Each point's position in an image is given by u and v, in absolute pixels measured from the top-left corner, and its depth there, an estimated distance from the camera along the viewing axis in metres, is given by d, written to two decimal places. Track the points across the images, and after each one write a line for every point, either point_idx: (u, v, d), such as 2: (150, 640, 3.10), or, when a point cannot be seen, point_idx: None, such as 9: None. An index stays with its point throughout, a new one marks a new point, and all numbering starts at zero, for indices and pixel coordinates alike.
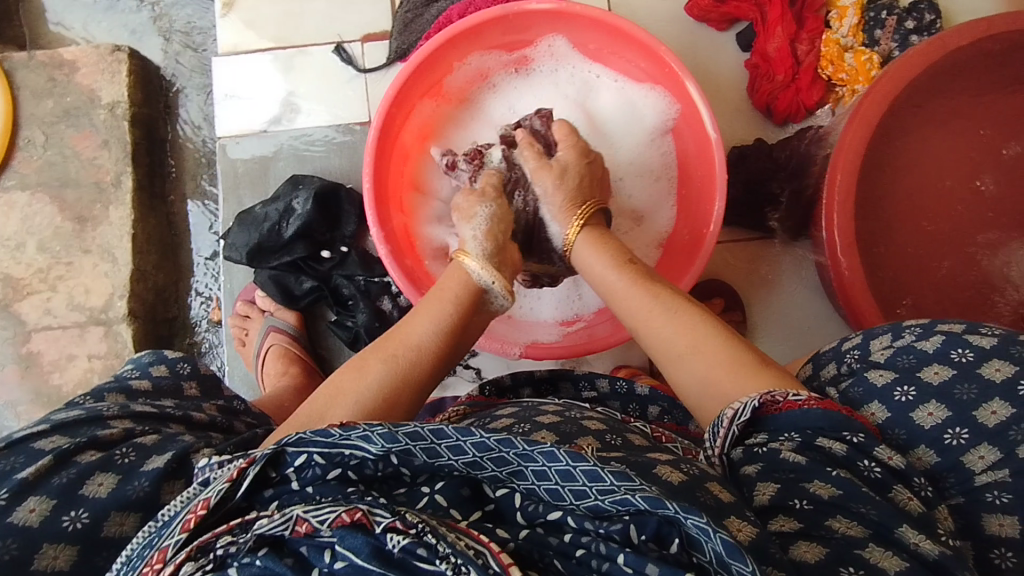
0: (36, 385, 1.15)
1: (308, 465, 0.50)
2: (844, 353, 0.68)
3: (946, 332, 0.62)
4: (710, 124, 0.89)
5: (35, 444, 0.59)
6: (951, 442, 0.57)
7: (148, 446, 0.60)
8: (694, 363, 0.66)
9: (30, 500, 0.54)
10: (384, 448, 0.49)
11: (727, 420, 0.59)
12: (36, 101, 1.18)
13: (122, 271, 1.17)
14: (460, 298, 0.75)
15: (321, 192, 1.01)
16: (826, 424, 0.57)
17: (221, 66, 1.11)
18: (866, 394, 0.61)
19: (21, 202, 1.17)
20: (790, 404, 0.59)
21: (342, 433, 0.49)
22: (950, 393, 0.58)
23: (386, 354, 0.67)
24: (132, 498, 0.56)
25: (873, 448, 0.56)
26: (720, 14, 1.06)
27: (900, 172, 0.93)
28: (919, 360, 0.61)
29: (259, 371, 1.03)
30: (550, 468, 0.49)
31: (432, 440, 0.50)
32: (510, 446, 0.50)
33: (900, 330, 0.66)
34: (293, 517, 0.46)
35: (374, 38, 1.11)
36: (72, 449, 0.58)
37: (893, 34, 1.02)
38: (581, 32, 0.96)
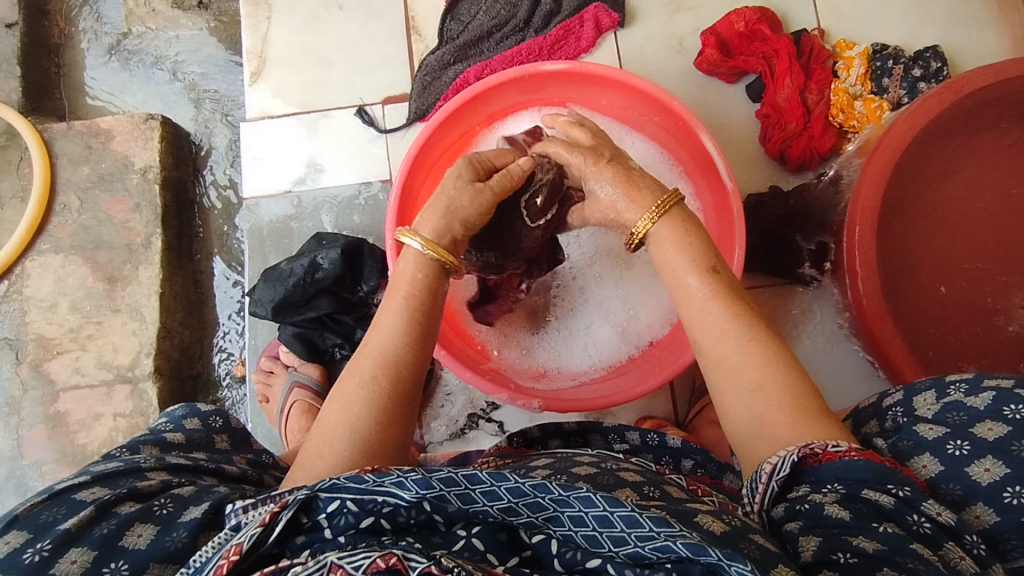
0: (62, 445, 1.16)
1: (341, 512, 0.49)
2: (884, 409, 0.66)
3: (994, 387, 0.60)
4: (726, 173, 0.90)
5: (76, 495, 0.58)
6: (1010, 501, 0.54)
7: (185, 496, 0.59)
8: (752, 400, 0.59)
9: (72, 552, 0.53)
10: (418, 494, 0.49)
11: (766, 475, 0.55)
12: (73, 168, 1.24)
13: (149, 329, 1.20)
14: (415, 293, 0.68)
15: (346, 247, 1.04)
16: (870, 476, 0.54)
17: (248, 132, 1.16)
18: (915, 446, 0.59)
19: (55, 264, 1.21)
20: (831, 455, 0.54)
21: (376, 479, 0.49)
22: (1006, 448, 0.56)
23: (364, 378, 0.62)
24: (170, 549, 0.55)
25: (920, 503, 0.53)
26: (729, 68, 1.09)
27: (923, 218, 0.93)
28: (970, 417, 0.59)
29: (282, 427, 1.03)
30: (588, 513, 0.50)
31: (466, 486, 0.50)
32: (546, 491, 0.50)
33: (944, 386, 0.63)
34: (327, 563, 0.44)
35: (394, 100, 1.15)
36: (112, 499, 0.58)
37: (901, 82, 1.04)
38: (595, 89, 0.98)
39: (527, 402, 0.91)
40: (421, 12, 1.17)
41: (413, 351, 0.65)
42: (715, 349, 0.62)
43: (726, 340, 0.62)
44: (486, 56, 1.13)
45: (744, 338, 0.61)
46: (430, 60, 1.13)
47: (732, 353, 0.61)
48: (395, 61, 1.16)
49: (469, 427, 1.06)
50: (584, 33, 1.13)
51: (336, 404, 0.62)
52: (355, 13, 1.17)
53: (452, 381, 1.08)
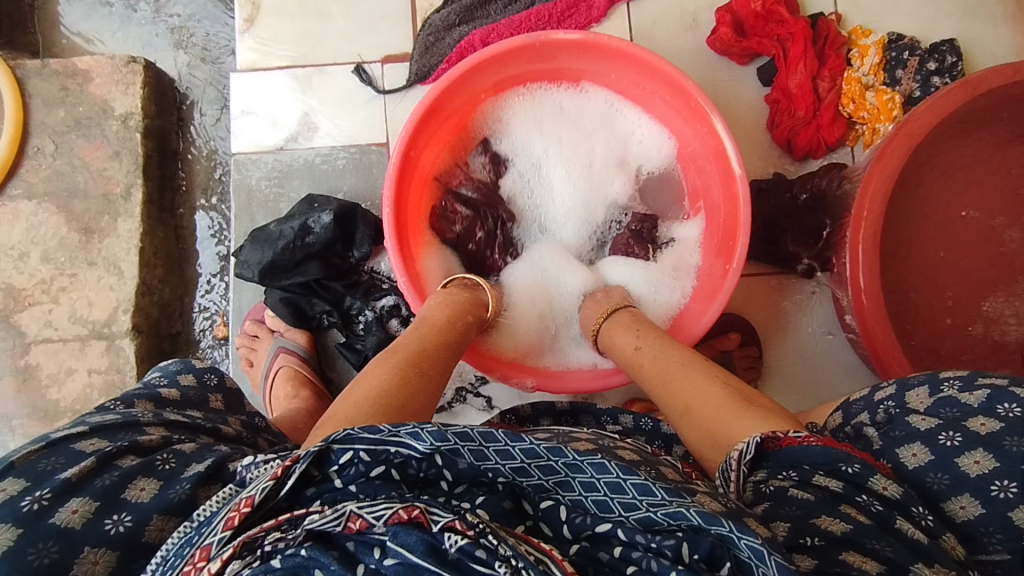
0: (33, 399, 1.12)
1: (352, 463, 0.47)
2: (876, 403, 0.67)
3: (988, 386, 0.60)
4: (736, 159, 0.88)
5: (75, 445, 0.57)
6: (998, 495, 0.55)
7: (187, 453, 0.58)
8: (687, 423, 0.67)
9: (72, 501, 0.52)
10: (433, 446, 0.47)
11: (733, 462, 0.58)
12: (48, 110, 1.16)
13: (127, 285, 1.15)
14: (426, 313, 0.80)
15: (339, 211, 1.00)
16: (825, 460, 0.56)
17: (238, 84, 1.10)
18: (906, 436, 0.60)
19: (26, 211, 1.15)
20: (790, 440, 0.57)
21: (393, 428, 0.47)
22: (998, 443, 0.57)
23: (418, 366, 0.68)
24: (173, 501, 0.54)
25: (868, 479, 0.55)
26: (742, 48, 1.06)
27: (929, 217, 0.93)
28: (963, 413, 0.60)
29: (266, 393, 1.01)
30: (600, 479, 0.49)
31: (480, 442, 0.49)
32: (560, 455, 0.49)
33: (938, 382, 0.64)
34: (347, 513, 0.43)
35: (394, 59, 1.10)
36: (114, 452, 0.56)
37: (915, 75, 1.03)
38: (607, 61, 0.95)
39: (520, 380, 0.90)
40: None
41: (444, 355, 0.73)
42: (657, 392, 0.73)
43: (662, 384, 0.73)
44: (493, 18, 1.08)
45: (665, 377, 0.73)
46: (434, 19, 1.08)
47: (664, 395, 0.72)
48: (397, 17, 1.11)
49: (456, 399, 1.05)
50: (596, 1, 1.08)
51: (391, 374, 0.65)
52: None
53: None
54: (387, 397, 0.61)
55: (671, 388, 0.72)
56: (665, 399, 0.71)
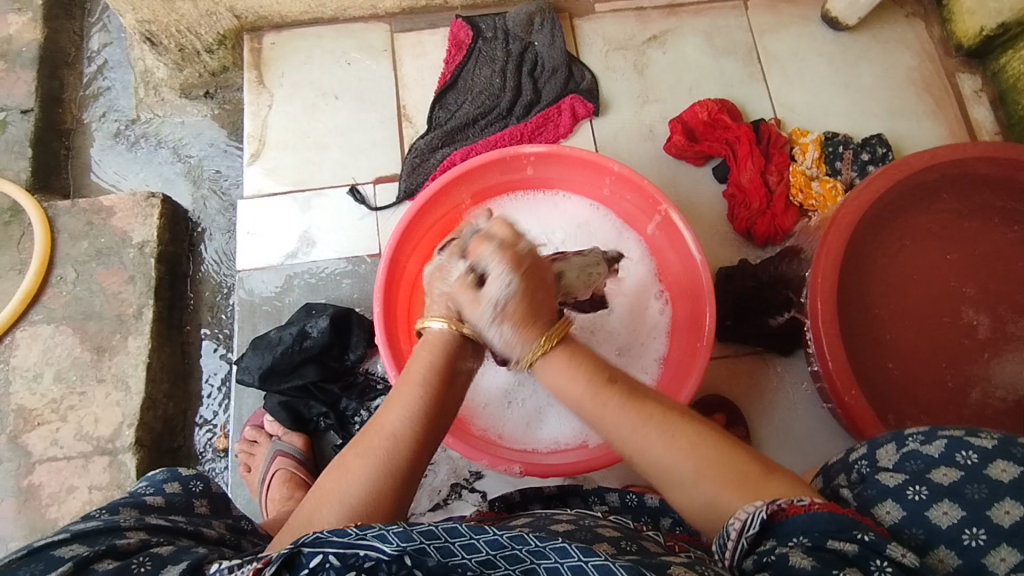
0: (33, 520, 1.13)
1: (322, 568, 0.47)
2: (851, 463, 0.66)
3: (947, 436, 0.62)
4: (693, 245, 0.97)
5: (54, 551, 0.55)
6: (969, 543, 0.55)
7: (164, 555, 0.56)
8: (699, 486, 0.61)
9: None
10: (399, 547, 0.48)
11: (734, 531, 0.57)
12: (73, 242, 1.28)
13: (133, 399, 1.20)
14: (429, 379, 0.69)
15: (335, 316, 1.08)
16: (834, 526, 0.53)
17: (244, 208, 1.21)
18: (877, 495, 0.60)
19: (45, 334, 1.23)
20: (796, 508, 0.55)
21: (359, 531, 0.48)
22: (961, 492, 0.57)
23: (365, 447, 0.64)
24: None
25: (882, 548, 0.53)
26: (696, 152, 1.18)
27: (889, 288, 0.99)
28: (926, 465, 0.60)
29: (263, 498, 1.02)
30: (564, 563, 0.50)
31: (445, 539, 0.50)
32: (523, 542, 0.51)
33: (902, 438, 0.64)
34: None
35: (385, 180, 1.23)
36: (91, 556, 0.54)
37: (853, 165, 1.14)
38: (570, 169, 1.06)
39: (507, 467, 0.92)
40: (412, 101, 1.27)
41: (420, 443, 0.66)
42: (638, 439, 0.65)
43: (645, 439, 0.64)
44: (471, 140, 1.22)
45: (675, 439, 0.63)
46: (420, 143, 1.22)
47: (660, 448, 0.64)
48: (386, 144, 1.25)
49: (451, 496, 1.06)
50: (561, 121, 1.23)
51: (332, 468, 0.64)
52: (351, 102, 1.27)
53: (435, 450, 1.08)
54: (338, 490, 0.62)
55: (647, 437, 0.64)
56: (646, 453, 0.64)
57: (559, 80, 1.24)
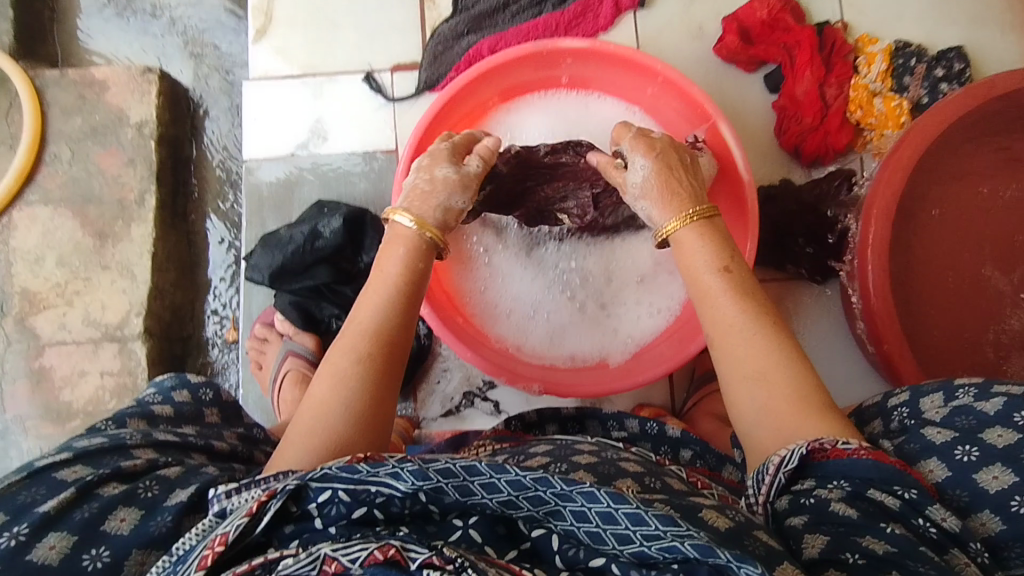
0: (46, 401, 1.14)
1: (332, 502, 0.46)
2: (890, 409, 0.67)
3: (1004, 394, 0.60)
4: (742, 164, 0.89)
5: (57, 474, 0.53)
6: (1017, 510, 0.53)
7: (172, 478, 0.54)
8: (760, 391, 0.59)
9: (52, 536, 0.48)
10: (414, 485, 0.46)
11: (772, 467, 0.55)
12: (65, 118, 1.19)
13: (140, 289, 1.17)
14: (398, 278, 0.68)
15: (349, 216, 1.02)
16: (878, 475, 0.54)
17: (249, 90, 1.11)
18: (922, 450, 0.60)
19: (43, 215, 1.17)
20: (840, 451, 0.54)
21: (371, 468, 0.46)
22: (1015, 457, 0.56)
23: (356, 354, 0.61)
24: (154, 534, 0.51)
25: (925, 506, 0.53)
26: (749, 56, 1.07)
27: (941, 224, 0.92)
28: (980, 422, 0.59)
29: (275, 396, 1.02)
30: (591, 509, 0.47)
31: (463, 477, 0.47)
32: (548, 485, 0.47)
33: (953, 390, 0.64)
34: (320, 556, 0.42)
35: (403, 68, 1.12)
36: (95, 480, 0.52)
37: (923, 81, 1.03)
38: (611, 69, 0.96)
39: (526, 386, 0.91)
40: None
41: (400, 327, 0.65)
42: (730, 337, 0.63)
43: (732, 336, 0.62)
44: (501, 27, 1.10)
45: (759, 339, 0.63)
46: (443, 28, 1.10)
47: (743, 344, 0.62)
48: (406, 26, 1.12)
49: (464, 405, 1.06)
50: (603, 10, 1.10)
51: (327, 378, 0.60)
52: None
53: (450, 359, 1.07)
54: (327, 404, 0.58)
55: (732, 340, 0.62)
56: (726, 356, 0.62)
57: None
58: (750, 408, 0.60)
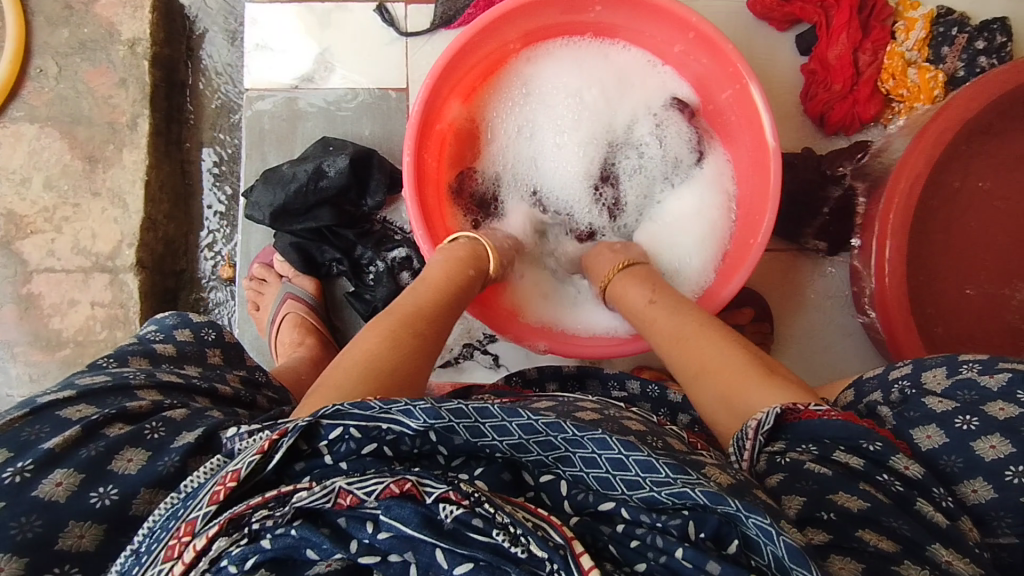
0: (35, 328, 1.11)
1: (343, 439, 0.45)
2: (890, 382, 0.66)
3: (1010, 370, 0.60)
4: (770, 130, 0.85)
5: (61, 412, 0.51)
6: (1011, 479, 0.54)
7: (178, 420, 0.53)
8: (704, 382, 0.66)
9: (56, 472, 0.47)
10: (426, 424, 0.45)
11: (750, 431, 0.57)
12: (51, 29, 1.11)
13: (132, 218, 1.12)
14: (433, 272, 0.77)
15: (355, 156, 0.98)
16: (845, 434, 0.55)
17: (252, 14, 1.04)
18: (922, 417, 0.59)
19: (29, 135, 1.11)
20: (811, 413, 0.56)
21: (384, 405, 0.46)
22: (1016, 429, 0.56)
23: (412, 329, 0.65)
24: (161, 474, 0.49)
25: (888, 457, 0.54)
26: (784, 13, 1.01)
27: (965, 202, 0.90)
28: (981, 396, 0.59)
29: (272, 338, 1.00)
30: (602, 455, 0.47)
31: (475, 419, 0.47)
32: (559, 430, 0.47)
33: (957, 364, 0.64)
34: (336, 489, 0.42)
35: (418, 0, 1.05)
36: (100, 420, 0.50)
37: (961, 53, 0.99)
38: (644, 18, 0.91)
39: (532, 343, 0.89)
40: None
41: (442, 318, 0.71)
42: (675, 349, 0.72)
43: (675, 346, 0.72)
44: None
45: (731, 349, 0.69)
46: None
47: (679, 352, 0.71)
48: None
49: (463, 356, 1.05)
50: None
51: (381, 338, 0.62)
52: None
53: None
54: (376, 361, 0.59)
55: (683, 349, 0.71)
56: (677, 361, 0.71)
57: None
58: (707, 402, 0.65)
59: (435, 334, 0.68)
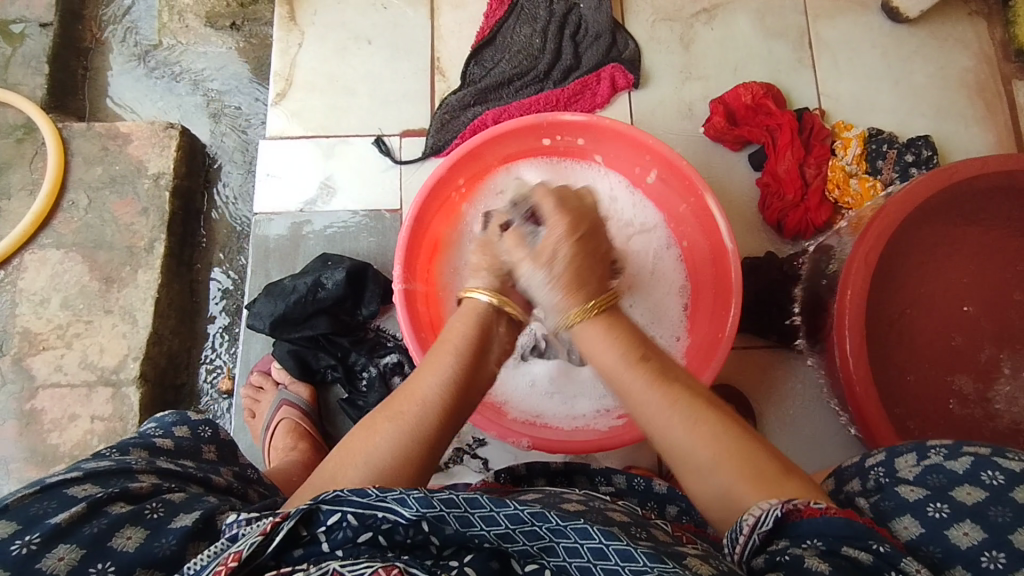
0: (33, 444, 1.13)
1: (339, 527, 0.47)
2: (867, 468, 0.68)
3: (973, 453, 0.62)
4: (727, 235, 0.94)
5: (67, 491, 0.54)
6: (988, 565, 0.54)
7: (177, 502, 0.56)
8: (713, 477, 0.60)
9: (61, 547, 0.49)
10: (418, 512, 0.47)
11: (747, 527, 0.55)
12: (87, 167, 1.25)
13: (139, 333, 1.19)
14: (463, 347, 0.71)
15: (352, 269, 1.06)
16: (850, 533, 0.52)
17: (265, 149, 1.18)
18: (896, 508, 0.61)
19: (54, 259, 1.21)
20: (811, 509, 0.54)
21: (380, 493, 0.48)
22: (984, 514, 0.57)
23: (394, 410, 0.64)
24: (157, 555, 0.51)
25: (898, 560, 0.51)
26: (734, 136, 1.14)
27: (910, 299, 0.98)
28: (950, 481, 0.61)
29: (265, 444, 1.02)
30: (584, 544, 0.48)
31: (465, 508, 0.48)
32: (543, 519, 0.49)
33: (925, 450, 0.65)
34: (329, 570, 0.43)
35: (412, 134, 1.19)
36: (105, 498, 0.54)
37: (894, 165, 1.11)
38: (605, 142, 1.03)
39: (515, 440, 0.92)
40: (447, 54, 1.22)
41: (455, 395, 0.67)
42: (663, 418, 0.65)
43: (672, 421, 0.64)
44: (505, 101, 1.18)
45: (686, 409, 0.65)
46: (451, 99, 1.18)
47: (678, 428, 0.64)
48: (417, 96, 1.21)
49: (453, 461, 1.06)
50: (600, 90, 1.19)
51: (362, 431, 0.63)
52: (384, 48, 1.22)
53: None
54: (360, 455, 0.60)
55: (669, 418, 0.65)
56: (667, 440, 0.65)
57: (600, 47, 1.19)
58: (709, 489, 0.61)
59: (446, 412, 0.65)
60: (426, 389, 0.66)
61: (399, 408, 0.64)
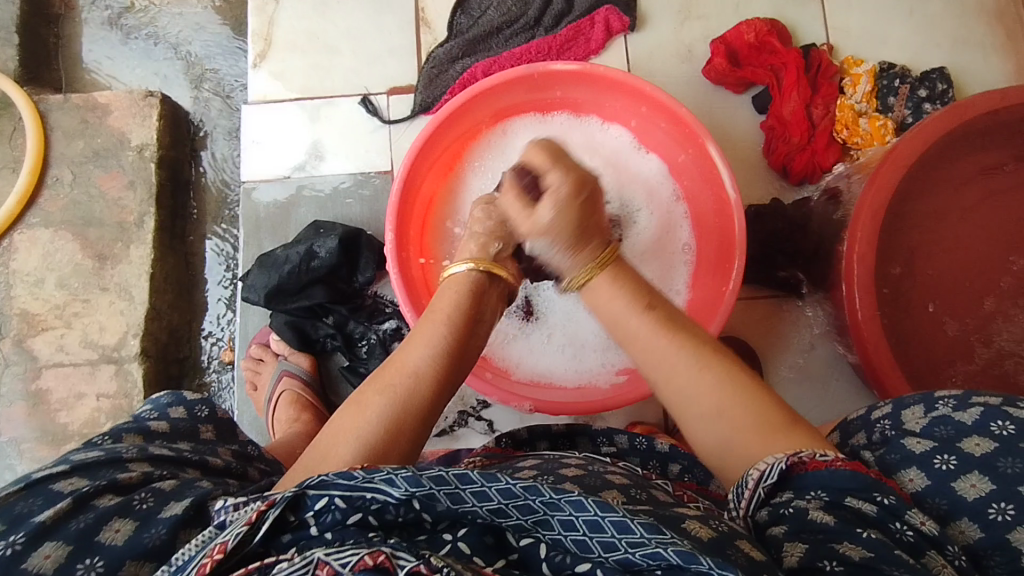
0: (43, 423, 1.14)
1: (328, 509, 0.45)
2: (873, 421, 0.66)
3: (982, 404, 0.61)
4: (730, 184, 0.90)
5: (54, 486, 0.54)
6: (995, 517, 0.54)
7: (167, 491, 0.56)
8: (716, 424, 0.60)
9: (47, 545, 0.49)
10: (407, 492, 0.45)
11: (751, 481, 0.54)
12: (68, 141, 1.21)
13: (137, 310, 1.18)
14: (455, 318, 0.69)
15: (344, 236, 1.03)
16: (855, 485, 0.53)
17: (249, 114, 1.14)
18: (903, 460, 0.60)
19: (44, 238, 1.19)
20: (817, 463, 0.53)
21: (366, 474, 0.46)
22: (993, 465, 0.56)
23: (383, 386, 0.61)
24: (147, 546, 0.51)
25: (903, 511, 0.52)
26: (737, 78, 1.09)
27: (921, 240, 0.95)
28: (957, 432, 0.60)
29: (269, 416, 1.02)
30: (579, 517, 0.46)
31: (456, 485, 0.46)
32: (537, 493, 0.47)
33: (933, 401, 0.64)
34: (314, 560, 0.40)
35: (400, 91, 1.14)
36: (91, 491, 0.53)
37: (906, 102, 1.06)
38: (602, 92, 0.98)
39: (519, 404, 0.91)
40: (431, 3, 1.16)
41: (447, 372, 0.64)
42: (671, 373, 0.64)
43: (681, 376, 0.63)
44: (494, 52, 1.12)
45: (693, 364, 0.63)
46: (438, 52, 1.12)
47: (688, 384, 0.62)
48: (403, 51, 1.15)
49: (457, 424, 1.06)
50: (594, 34, 1.12)
51: (347, 408, 0.60)
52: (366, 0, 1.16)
53: None
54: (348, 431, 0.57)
55: (675, 377, 0.63)
56: (672, 389, 0.64)
57: None
58: (708, 439, 0.61)
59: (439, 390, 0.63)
60: (416, 361, 0.63)
61: (390, 383, 0.61)
